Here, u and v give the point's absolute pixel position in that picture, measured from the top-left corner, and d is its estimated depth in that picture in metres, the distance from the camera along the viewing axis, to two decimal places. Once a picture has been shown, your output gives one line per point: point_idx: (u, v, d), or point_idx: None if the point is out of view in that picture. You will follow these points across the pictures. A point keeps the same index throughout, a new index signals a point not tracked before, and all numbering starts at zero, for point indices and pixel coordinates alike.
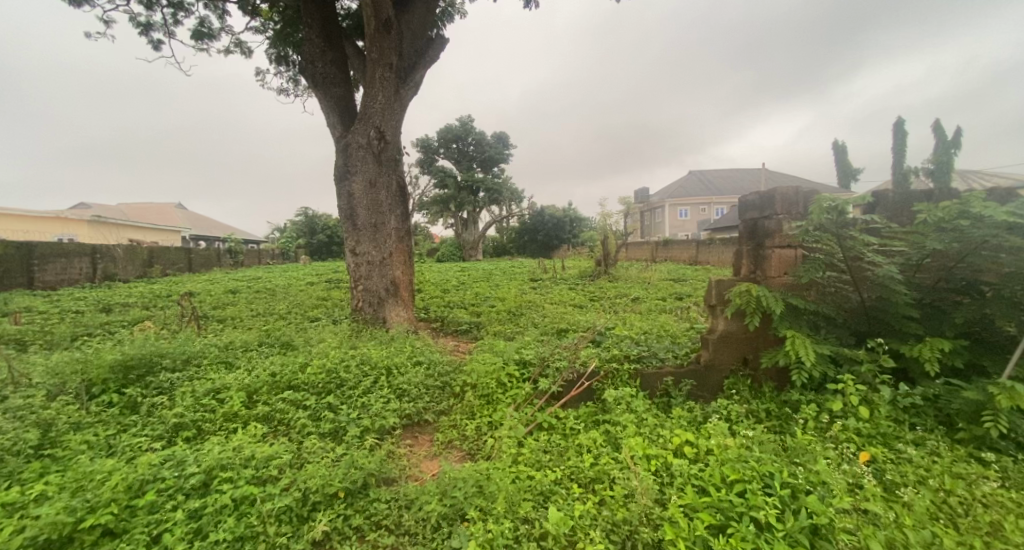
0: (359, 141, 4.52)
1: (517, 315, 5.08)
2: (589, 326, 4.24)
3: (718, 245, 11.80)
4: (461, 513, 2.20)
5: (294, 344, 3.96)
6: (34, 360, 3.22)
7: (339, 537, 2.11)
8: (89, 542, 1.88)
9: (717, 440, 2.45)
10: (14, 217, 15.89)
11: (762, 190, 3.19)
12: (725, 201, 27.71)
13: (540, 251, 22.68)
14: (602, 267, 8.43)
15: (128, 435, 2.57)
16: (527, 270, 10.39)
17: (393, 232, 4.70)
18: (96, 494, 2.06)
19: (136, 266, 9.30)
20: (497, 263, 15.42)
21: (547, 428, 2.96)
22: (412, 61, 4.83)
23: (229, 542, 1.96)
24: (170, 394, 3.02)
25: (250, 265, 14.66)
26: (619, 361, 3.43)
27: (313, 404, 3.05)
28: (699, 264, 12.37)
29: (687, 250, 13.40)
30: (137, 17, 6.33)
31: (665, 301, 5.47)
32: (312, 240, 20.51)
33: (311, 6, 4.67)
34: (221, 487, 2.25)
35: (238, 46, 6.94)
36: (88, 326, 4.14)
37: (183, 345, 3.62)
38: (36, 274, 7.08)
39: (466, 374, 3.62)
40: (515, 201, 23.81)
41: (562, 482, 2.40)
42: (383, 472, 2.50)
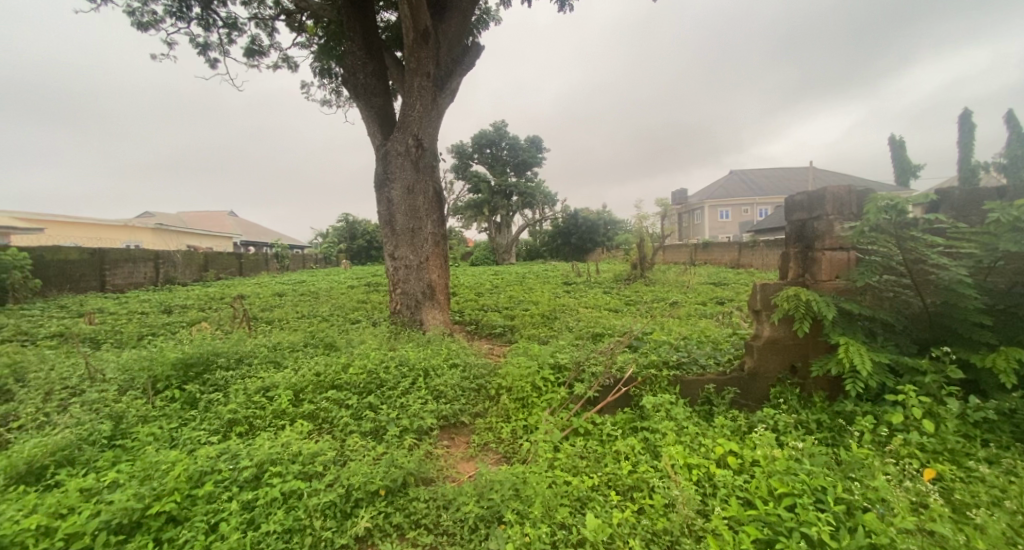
0: (398, 148, 4.67)
1: (552, 319, 5.05)
2: (626, 330, 4.17)
3: (763, 247, 11.30)
4: (498, 515, 2.22)
5: (336, 344, 4.11)
6: (106, 357, 3.50)
7: (380, 534, 2.17)
8: (155, 527, 2.03)
9: (763, 450, 2.35)
10: (87, 225, 17.34)
11: (811, 190, 3.04)
12: (768, 202, 26.53)
13: (573, 253, 22.53)
14: (637, 270, 8.24)
15: (189, 428, 2.74)
16: (560, 273, 10.35)
17: (429, 237, 4.78)
18: (162, 482, 2.22)
19: (193, 270, 9.93)
20: (531, 267, 15.42)
21: (583, 434, 2.93)
22: (449, 70, 4.93)
23: (279, 534, 2.07)
24: (225, 391, 3.20)
25: (294, 270, 15.34)
26: (657, 367, 3.35)
27: (355, 403, 3.16)
28: (742, 267, 11.89)
29: (730, 252, 12.91)
30: (196, 39, 6.79)
31: (705, 306, 5.29)
32: (352, 244, 21.26)
33: (353, 20, 4.85)
34: (271, 481, 2.36)
35: (285, 60, 7.30)
36: (152, 326, 4.47)
37: (236, 345, 3.83)
38: (107, 278, 7.68)
39: (501, 377, 3.63)
40: (548, 203, 23.76)
41: (599, 489, 2.37)
42: (422, 472, 2.55)
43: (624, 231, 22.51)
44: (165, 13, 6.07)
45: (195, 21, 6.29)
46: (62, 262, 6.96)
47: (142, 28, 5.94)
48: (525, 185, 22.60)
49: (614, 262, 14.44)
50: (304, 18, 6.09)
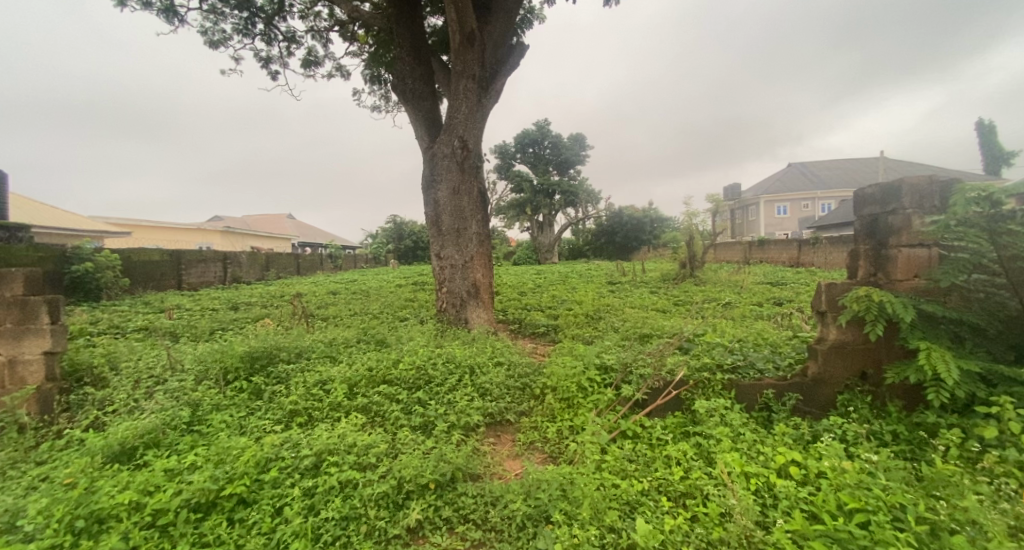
0: (444, 150, 4.77)
1: (596, 319, 4.97)
2: (675, 331, 4.03)
3: (829, 246, 10.52)
4: (546, 515, 2.22)
5: (387, 341, 4.26)
6: (185, 350, 3.82)
7: (430, 527, 2.23)
8: (228, 507, 2.20)
9: (831, 462, 2.20)
10: (164, 229, 19.02)
11: (885, 182, 2.81)
12: (830, 196, 24.75)
13: (618, 252, 22.04)
14: (687, 270, 7.93)
15: (256, 417, 2.94)
16: (605, 273, 10.17)
17: (474, 236, 4.85)
18: (233, 466, 2.40)
19: (256, 270, 10.65)
20: (575, 266, 15.27)
21: (631, 437, 2.87)
22: (494, 71, 4.98)
23: (337, 521, 2.18)
24: (286, 383, 3.39)
25: (346, 269, 16.06)
26: (710, 370, 3.21)
27: (404, 398, 3.26)
28: (804, 266, 11.16)
29: (789, 250, 12.15)
30: (259, 53, 7.26)
31: (760, 307, 5.01)
32: (399, 244, 21.98)
33: (402, 27, 5.01)
34: (329, 469, 2.49)
35: (339, 69, 7.65)
36: (222, 321, 4.82)
37: (296, 340, 4.06)
38: (184, 277, 8.39)
39: (546, 376, 3.62)
40: (590, 202, 23.42)
41: (649, 493, 2.32)
42: (470, 468, 2.59)
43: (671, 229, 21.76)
44: (233, 31, 6.54)
45: (259, 37, 6.73)
46: (147, 262, 7.66)
47: (213, 45, 6.43)
48: (567, 184, 22.42)
49: (662, 261, 14.01)
50: (356, 28, 6.37)
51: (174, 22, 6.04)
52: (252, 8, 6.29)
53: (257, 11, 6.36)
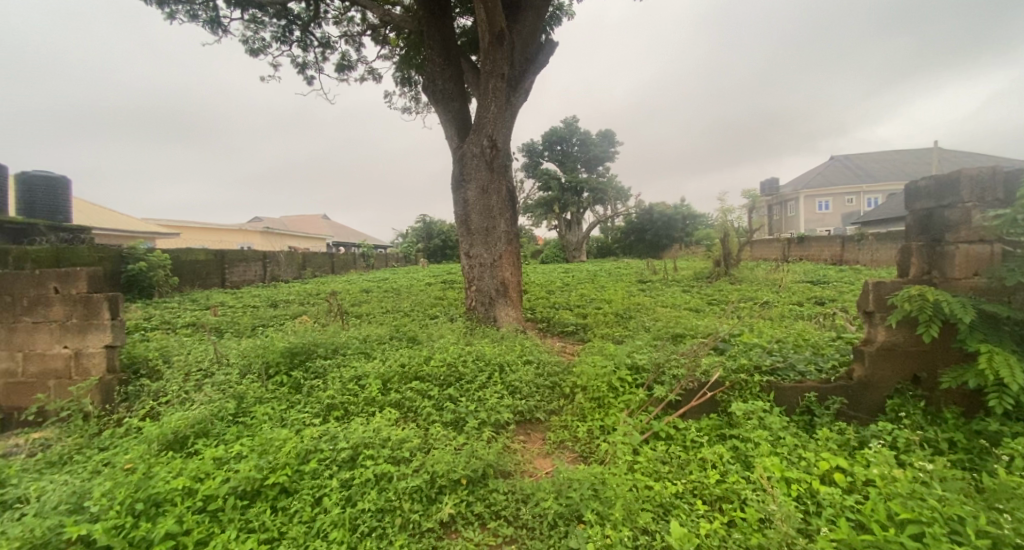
0: (473, 150, 4.81)
1: (626, 318, 4.90)
2: (710, 331, 3.93)
3: (876, 243, 9.97)
4: (577, 514, 2.22)
5: (418, 338, 4.35)
6: (230, 344, 4.01)
7: (463, 522, 2.27)
8: (272, 496, 2.31)
9: (880, 469, 2.09)
10: (209, 230, 20.03)
11: (941, 174, 2.64)
12: (875, 190, 23.43)
13: (648, 250, 21.61)
14: (721, 268, 7.70)
15: (296, 410, 3.06)
16: (635, 271, 10.01)
17: (503, 235, 4.88)
18: (276, 457, 2.51)
19: (293, 268, 11.06)
20: (604, 264, 15.09)
21: (664, 438, 2.81)
22: (523, 69, 4.97)
23: (373, 512, 2.25)
24: (324, 378, 3.52)
25: (377, 268, 16.45)
26: (747, 371, 3.11)
27: (436, 395, 3.32)
28: (849, 265, 10.62)
29: (832, 247, 11.59)
30: (296, 60, 7.53)
31: (800, 307, 4.80)
32: (429, 243, 22.33)
33: (432, 29, 5.08)
34: (365, 462, 2.56)
35: (371, 72, 7.83)
36: (263, 318, 5.04)
37: (332, 336, 4.20)
38: (227, 276, 8.81)
39: (576, 375, 3.60)
40: (619, 199, 23.08)
41: (684, 496, 2.28)
42: (501, 465, 2.62)
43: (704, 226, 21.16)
44: (272, 39, 6.80)
45: (296, 43, 6.97)
46: (194, 262, 8.09)
47: (253, 53, 6.70)
48: (594, 181, 22.18)
49: (695, 259, 13.65)
50: (387, 32, 6.49)
51: (218, 33, 6.34)
52: (289, 16, 6.52)
53: (294, 18, 6.59)
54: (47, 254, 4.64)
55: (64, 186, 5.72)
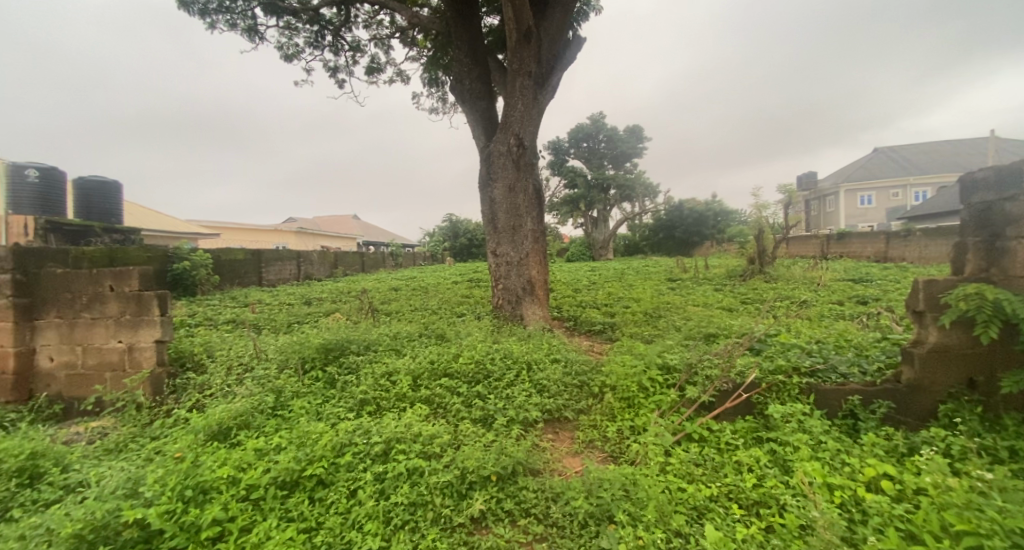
0: (500, 149, 4.82)
1: (655, 318, 4.81)
2: (744, 330, 3.81)
3: (925, 240, 9.46)
4: (609, 514, 2.20)
5: (446, 336, 4.40)
6: (267, 340, 4.17)
7: (493, 518, 2.28)
8: (309, 487, 2.39)
9: (933, 478, 1.98)
10: (246, 230, 20.86)
11: (1002, 164, 2.47)
12: (922, 183, 22.15)
13: (677, 249, 21.18)
14: (756, 266, 7.46)
15: (331, 405, 3.15)
16: (664, 269, 9.82)
17: (529, 233, 4.87)
18: (313, 449, 2.60)
19: (324, 267, 11.38)
20: (632, 262, 14.87)
21: (697, 440, 2.75)
22: (550, 67, 4.94)
23: (406, 506, 2.29)
24: (357, 373, 3.61)
25: (405, 267, 16.73)
26: (785, 372, 3.01)
27: (465, 391, 3.36)
28: (895, 262, 10.09)
29: (875, 244, 11.06)
30: (328, 64, 7.73)
31: (841, 306, 4.59)
32: (455, 242, 22.55)
33: (460, 29, 5.11)
34: (397, 456, 2.62)
35: (399, 74, 7.95)
36: (298, 315, 5.20)
37: (364, 333, 4.30)
38: (263, 274, 9.15)
39: (605, 375, 3.56)
40: (647, 196, 22.68)
41: (719, 500, 2.22)
42: (530, 463, 2.62)
43: (736, 223, 20.53)
44: (305, 44, 7.00)
45: (328, 48, 7.16)
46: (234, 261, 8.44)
47: (287, 59, 6.91)
48: (621, 178, 21.87)
49: (727, 257, 13.29)
50: (416, 34, 6.58)
51: (255, 40, 6.57)
52: (321, 22, 6.70)
53: (326, 24, 6.76)
54: (102, 253, 4.93)
55: (116, 190, 6.05)
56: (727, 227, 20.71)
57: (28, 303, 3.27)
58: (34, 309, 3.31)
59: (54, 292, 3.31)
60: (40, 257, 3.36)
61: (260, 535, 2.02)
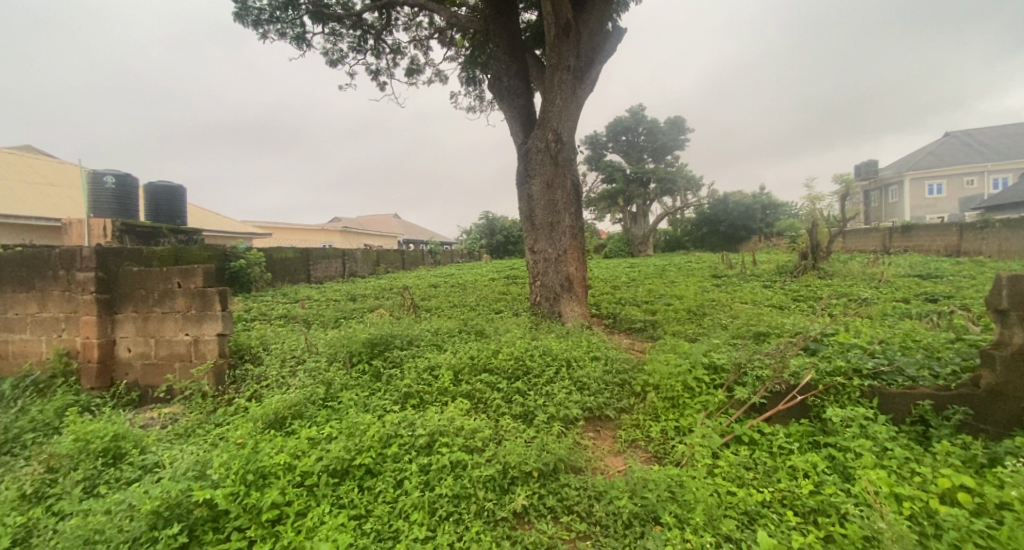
0: (538, 145, 4.81)
1: (700, 316, 4.66)
2: (797, 330, 3.62)
3: (1005, 231, 8.65)
4: (654, 516, 2.16)
5: (485, 332, 4.44)
6: (317, 335, 4.37)
7: (536, 513, 2.29)
8: (358, 476, 2.49)
9: (1019, 492, 1.80)
10: (294, 230, 21.91)
11: None
12: (999, 170, 20.19)
13: (722, 242, 20.54)
14: (809, 261, 7.06)
15: (377, 397, 3.26)
16: (707, 265, 9.49)
17: (568, 230, 4.84)
18: (361, 440, 2.70)
19: (367, 264, 11.78)
20: (675, 258, 14.45)
21: (747, 443, 2.65)
22: (590, 60, 4.87)
23: (449, 498, 2.34)
24: (401, 367, 3.72)
25: (444, 264, 17.04)
26: (844, 374, 2.84)
27: (505, 387, 3.38)
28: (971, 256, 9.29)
29: (946, 237, 10.25)
30: (371, 68, 7.97)
31: (907, 304, 4.27)
32: (492, 239, 22.73)
33: (498, 27, 5.14)
34: (441, 449, 2.68)
35: (438, 74, 8.07)
36: (345, 311, 5.42)
37: (407, 329, 4.42)
38: (311, 272, 9.59)
39: (647, 374, 3.48)
40: (689, 189, 21.98)
41: (772, 505, 2.13)
42: (572, 460, 2.61)
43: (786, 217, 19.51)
44: (349, 49, 7.24)
45: (370, 52, 7.37)
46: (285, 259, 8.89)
47: (332, 64, 7.18)
48: (662, 171, 21.30)
49: (777, 252, 12.68)
50: (454, 33, 6.67)
51: (303, 48, 6.86)
52: (364, 26, 6.91)
53: (368, 28, 6.96)
54: (168, 253, 5.31)
55: (180, 194, 6.51)
56: (776, 221, 19.73)
57: (108, 299, 3.59)
58: (113, 304, 3.62)
59: (130, 289, 3.60)
60: (119, 256, 3.68)
61: (315, 520, 2.13)
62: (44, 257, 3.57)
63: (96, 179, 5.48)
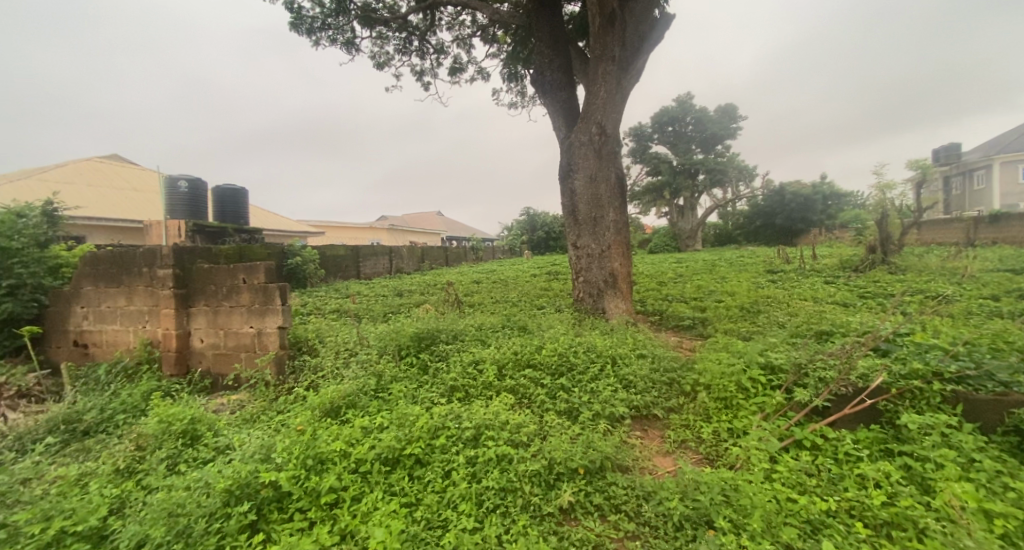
0: (581, 139, 4.74)
1: (754, 313, 4.43)
2: (865, 329, 3.36)
3: None
4: (707, 520, 2.08)
5: (528, 328, 4.45)
6: (368, 328, 4.56)
7: (582, 511, 2.27)
8: (409, 465, 2.57)
9: None
10: (343, 228, 22.88)
11: None
12: None
13: (778, 236, 19.45)
14: (878, 255, 6.55)
15: (425, 390, 3.35)
16: (762, 260, 9.01)
17: (612, 224, 4.74)
18: (411, 430, 2.79)
19: (413, 261, 12.13)
20: (726, 252, 13.82)
21: (809, 448, 2.49)
22: (636, 49, 4.74)
23: (496, 490, 2.37)
24: (447, 361, 3.81)
25: (487, 260, 17.23)
26: (922, 378, 2.60)
27: (549, 383, 3.38)
28: None
29: None
30: (415, 69, 8.16)
31: (997, 302, 3.86)
32: (533, 235, 22.68)
33: (541, 20, 5.10)
34: (487, 442, 2.72)
35: (480, 72, 8.13)
36: (393, 306, 5.61)
37: (452, 324, 4.51)
38: (361, 268, 9.99)
39: (697, 373, 3.36)
40: (742, 180, 20.98)
41: (839, 516, 2.00)
42: (619, 459, 2.57)
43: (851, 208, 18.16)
44: (395, 52, 7.44)
45: (415, 53, 7.54)
46: (337, 257, 9.31)
47: (379, 67, 7.40)
48: (712, 162, 20.43)
49: (841, 246, 11.83)
50: (496, 30, 6.69)
51: (353, 52, 7.13)
52: (409, 28, 7.07)
53: (413, 30, 7.12)
54: (233, 251, 5.70)
55: (243, 196, 6.97)
56: (839, 212, 18.42)
57: (184, 293, 3.91)
58: (187, 298, 3.94)
59: (202, 284, 3.91)
60: (192, 254, 3.99)
61: (370, 505, 2.22)
62: (130, 255, 3.95)
63: (171, 184, 5.98)
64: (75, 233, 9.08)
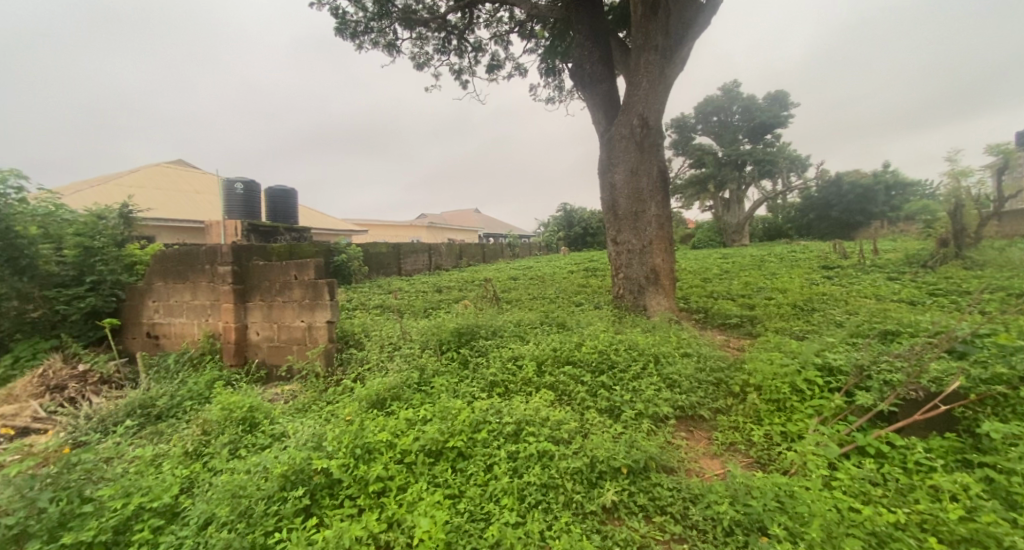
0: (622, 132, 4.65)
1: (808, 311, 4.20)
2: (938, 329, 3.09)
3: None
4: (759, 526, 2.00)
5: (567, 325, 4.42)
6: (410, 323, 4.67)
7: (626, 510, 2.23)
8: (451, 458, 2.62)
9: None
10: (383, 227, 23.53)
11: None
12: None
13: (832, 229, 18.29)
14: (951, 250, 6.06)
15: (466, 384, 3.40)
16: (816, 255, 8.51)
17: (653, 219, 4.61)
18: (453, 423, 2.84)
19: (451, 258, 12.32)
20: (777, 247, 13.12)
21: (873, 456, 2.33)
22: (680, 37, 4.58)
23: (537, 486, 2.37)
24: (486, 356, 3.84)
25: (523, 257, 17.23)
26: (1007, 384, 2.37)
27: (589, 381, 3.34)
28: None
29: None
30: (454, 67, 8.26)
31: None
32: (570, 231, 22.45)
33: (581, 13, 5.05)
34: (528, 437, 2.72)
35: (517, 68, 8.12)
36: (433, 302, 5.72)
37: (491, 320, 4.54)
38: (401, 265, 10.24)
39: (746, 374, 3.22)
40: (792, 170, 19.90)
41: (908, 529, 1.85)
42: (664, 460, 2.51)
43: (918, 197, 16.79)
44: (434, 51, 7.57)
45: (453, 52, 7.63)
46: (379, 254, 9.59)
47: (419, 67, 7.55)
48: (761, 152, 19.49)
49: (908, 239, 10.96)
50: (533, 25, 6.65)
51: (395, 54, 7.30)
52: (448, 28, 7.16)
53: (452, 29, 7.21)
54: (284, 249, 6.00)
55: (292, 197, 7.31)
56: (904, 203, 17.10)
57: (242, 289, 4.16)
58: (245, 293, 4.19)
59: (258, 280, 4.14)
60: (248, 252, 4.23)
61: (415, 495, 2.28)
62: (194, 253, 4.23)
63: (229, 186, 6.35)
64: (147, 233, 9.85)
